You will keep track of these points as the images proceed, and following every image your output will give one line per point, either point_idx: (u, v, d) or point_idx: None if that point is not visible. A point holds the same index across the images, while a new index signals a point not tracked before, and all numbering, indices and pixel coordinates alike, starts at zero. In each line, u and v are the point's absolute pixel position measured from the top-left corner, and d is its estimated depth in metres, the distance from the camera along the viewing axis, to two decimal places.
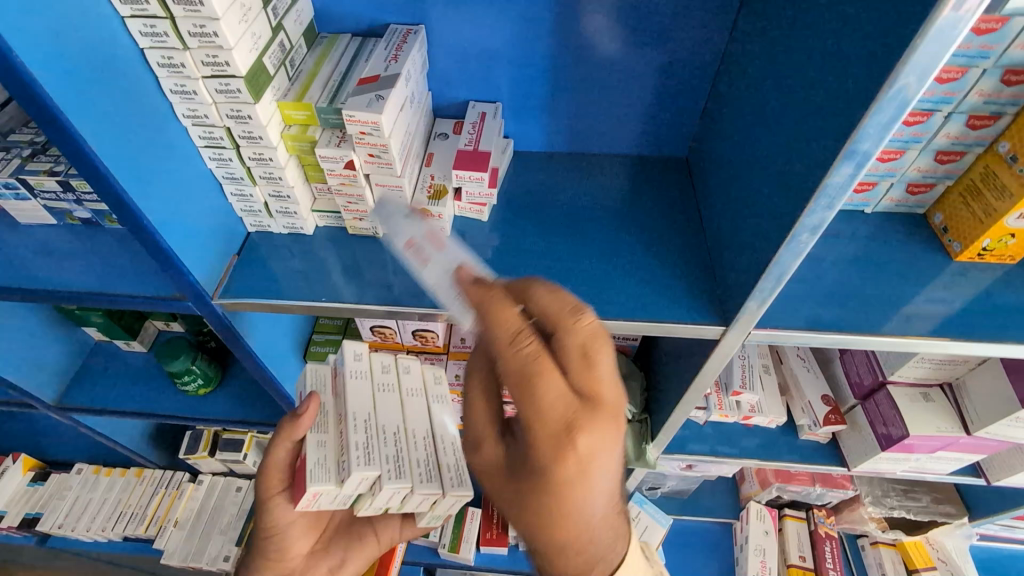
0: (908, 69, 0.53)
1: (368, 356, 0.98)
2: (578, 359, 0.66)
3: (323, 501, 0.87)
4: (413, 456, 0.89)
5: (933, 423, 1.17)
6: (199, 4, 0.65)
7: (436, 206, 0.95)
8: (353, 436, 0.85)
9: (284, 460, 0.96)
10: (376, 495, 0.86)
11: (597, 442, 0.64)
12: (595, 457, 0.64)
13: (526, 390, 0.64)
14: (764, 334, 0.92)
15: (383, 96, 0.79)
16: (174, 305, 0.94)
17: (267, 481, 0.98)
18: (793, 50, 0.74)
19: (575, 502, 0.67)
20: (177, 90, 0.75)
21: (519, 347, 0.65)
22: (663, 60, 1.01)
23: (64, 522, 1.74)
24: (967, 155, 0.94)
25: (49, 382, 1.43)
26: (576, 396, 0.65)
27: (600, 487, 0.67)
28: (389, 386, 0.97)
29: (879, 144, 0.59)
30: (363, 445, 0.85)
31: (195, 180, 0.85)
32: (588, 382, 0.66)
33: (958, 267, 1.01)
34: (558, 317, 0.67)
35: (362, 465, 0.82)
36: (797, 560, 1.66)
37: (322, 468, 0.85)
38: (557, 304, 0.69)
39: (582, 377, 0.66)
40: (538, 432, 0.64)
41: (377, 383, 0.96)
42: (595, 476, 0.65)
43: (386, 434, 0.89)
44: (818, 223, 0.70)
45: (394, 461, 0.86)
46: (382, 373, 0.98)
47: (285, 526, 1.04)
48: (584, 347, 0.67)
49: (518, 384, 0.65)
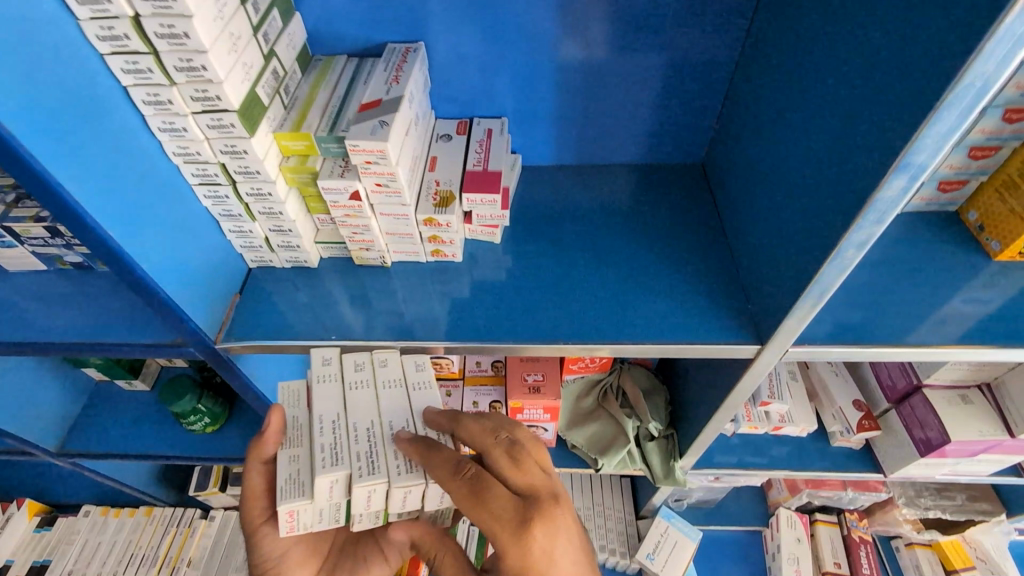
0: (981, 63, 0.48)
1: (359, 359, 0.85)
2: (508, 460, 0.74)
3: (310, 520, 0.75)
4: (390, 446, 0.74)
5: (975, 427, 1.11)
6: (184, 36, 0.60)
7: (443, 214, 0.86)
8: (317, 438, 0.73)
9: (262, 483, 0.84)
10: (356, 500, 0.72)
11: (547, 525, 0.70)
12: (550, 525, 0.70)
13: (479, 498, 0.70)
14: (801, 350, 0.87)
15: (388, 122, 0.75)
16: (173, 351, 0.89)
17: (248, 510, 0.86)
18: (825, 50, 0.69)
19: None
20: (166, 128, 0.70)
21: (465, 471, 0.70)
22: (673, 66, 0.97)
23: (74, 567, 1.66)
24: (1002, 149, 0.89)
25: (50, 429, 1.38)
26: (525, 486, 0.72)
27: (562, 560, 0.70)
28: (364, 383, 0.82)
29: (938, 154, 0.55)
30: (329, 446, 0.73)
31: (189, 221, 0.80)
32: (531, 474, 0.73)
33: (997, 266, 0.95)
34: (485, 438, 0.75)
35: (329, 466, 0.70)
36: (832, 567, 1.61)
37: (294, 484, 0.73)
38: (484, 436, 0.75)
39: (519, 472, 0.73)
40: (498, 530, 0.69)
41: (347, 382, 0.81)
42: (564, 546, 0.71)
43: (358, 431, 0.75)
44: (865, 238, 0.65)
45: (367, 457, 0.72)
46: (354, 371, 0.83)
47: (280, 556, 0.92)
48: (510, 448, 0.75)
49: (474, 503, 0.70)
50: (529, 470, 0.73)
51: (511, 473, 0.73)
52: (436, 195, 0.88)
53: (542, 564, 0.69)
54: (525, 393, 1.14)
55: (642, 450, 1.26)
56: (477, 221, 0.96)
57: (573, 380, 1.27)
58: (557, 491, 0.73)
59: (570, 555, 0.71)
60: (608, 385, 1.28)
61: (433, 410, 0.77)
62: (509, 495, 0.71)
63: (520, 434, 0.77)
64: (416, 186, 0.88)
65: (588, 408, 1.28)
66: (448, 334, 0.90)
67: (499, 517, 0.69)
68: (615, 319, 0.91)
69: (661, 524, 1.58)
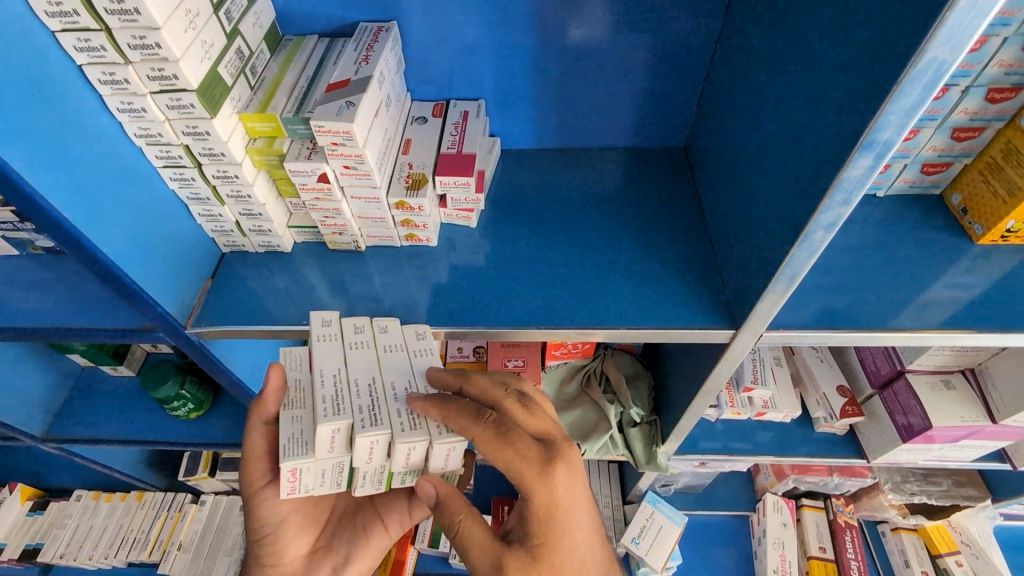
0: (940, 38, 0.47)
1: (358, 322, 0.83)
2: (524, 408, 0.74)
3: (312, 481, 0.73)
4: (393, 405, 0.72)
5: (957, 413, 1.11)
6: (136, 13, 0.59)
7: (415, 198, 0.85)
8: (318, 390, 0.71)
9: (265, 447, 0.83)
10: (358, 454, 0.70)
11: (570, 465, 0.72)
12: (573, 464, 0.72)
13: (506, 441, 0.70)
14: (778, 336, 0.86)
15: (354, 102, 0.73)
16: (145, 337, 0.88)
17: (248, 475, 0.86)
18: (802, 28, 0.67)
19: (580, 525, 0.73)
20: (125, 108, 0.70)
21: (487, 417, 0.70)
22: (655, 47, 0.95)
23: (66, 551, 1.68)
24: (986, 130, 0.88)
25: (35, 415, 1.38)
26: (541, 431, 0.74)
27: (583, 499, 0.73)
28: (367, 345, 0.80)
29: (900, 132, 0.54)
30: (331, 397, 0.71)
31: (154, 202, 0.80)
32: (543, 419, 0.75)
33: (980, 250, 0.94)
34: (496, 389, 0.75)
35: (330, 416, 0.68)
36: (817, 551, 1.62)
37: (298, 442, 0.70)
38: (493, 386, 0.76)
39: (534, 418, 0.74)
40: (525, 473, 0.70)
41: (348, 343, 0.80)
42: (583, 484, 0.73)
43: (359, 386, 0.73)
44: (833, 220, 0.65)
45: (369, 408, 0.70)
46: (355, 333, 0.81)
47: (278, 523, 0.92)
48: (522, 398, 0.75)
49: (500, 449, 0.69)
50: (541, 416, 0.75)
51: (528, 421, 0.74)
52: (408, 177, 0.87)
53: (567, 502, 0.71)
54: None
55: (625, 437, 1.26)
56: (453, 205, 0.95)
57: (555, 366, 1.27)
58: (568, 434, 0.76)
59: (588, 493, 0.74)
60: (591, 370, 1.29)
61: (429, 369, 0.77)
62: (530, 438, 0.71)
63: (526, 386, 0.78)
64: (388, 168, 0.86)
65: (572, 393, 1.28)
66: (423, 319, 0.90)
67: (524, 457, 0.70)
68: (591, 304, 0.90)
69: (646, 509, 1.58)
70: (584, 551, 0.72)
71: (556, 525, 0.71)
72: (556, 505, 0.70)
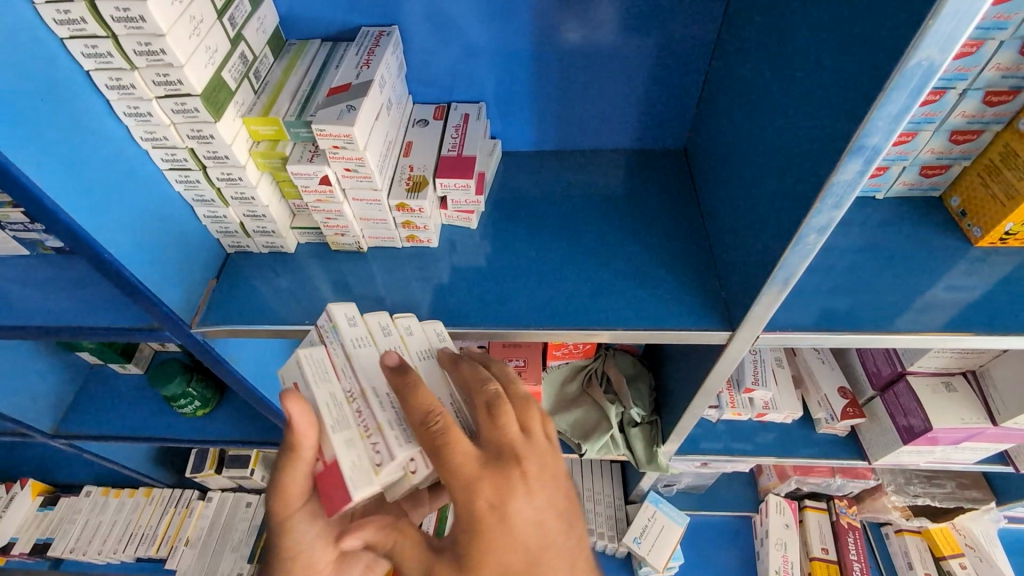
0: (926, 44, 0.48)
1: (384, 322, 0.78)
2: (484, 415, 0.67)
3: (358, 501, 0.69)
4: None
5: (957, 415, 1.10)
6: (141, 20, 0.61)
7: (415, 199, 0.86)
8: (378, 415, 0.67)
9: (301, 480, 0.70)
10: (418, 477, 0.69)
11: (506, 489, 0.63)
12: (508, 489, 0.64)
13: (437, 450, 0.63)
14: (774, 337, 0.86)
15: (355, 106, 0.75)
16: (151, 336, 0.90)
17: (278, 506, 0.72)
18: (799, 32, 0.68)
19: (514, 555, 0.64)
20: (131, 112, 0.71)
21: (430, 419, 0.64)
22: (655, 50, 0.95)
23: (75, 546, 1.71)
24: (984, 134, 0.88)
25: (45, 412, 1.40)
26: (494, 444, 0.65)
27: (522, 527, 0.64)
28: (399, 350, 0.76)
29: (890, 137, 0.55)
30: (397, 422, 0.67)
31: (160, 204, 0.82)
32: (506, 432, 0.66)
33: (979, 253, 0.94)
34: (474, 383, 0.69)
35: (404, 445, 0.66)
36: (820, 553, 1.63)
37: (360, 470, 0.64)
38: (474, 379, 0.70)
39: (493, 427, 0.66)
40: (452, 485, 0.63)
41: (383, 350, 0.75)
42: (522, 511, 0.64)
43: None
44: (826, 223, 0.65)
45: None
46: (385, 336, 0.76)
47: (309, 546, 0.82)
48: (489, 403, 0.67)
49: (432, 455, 0.64)
50: (504, 427, 0.66)
51: (485, 429, 0.66)
52: (409, 180, 0.88)
53: (496, 527, 0.63)
54: None
55: (626, 436, 1.27)
56: (453, 207, 0.97)
57: (556, 367, 1.29)
58: (528, 454, 0.66)
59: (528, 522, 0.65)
60: (593, 370, 1.29)
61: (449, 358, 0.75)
62: (471, 450, 0.64)
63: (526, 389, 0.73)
64: (389, 171, 0.88)
65: (573, 394, 1.29)
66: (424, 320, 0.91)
67: (455, 469, 0.63)
68: (589, 304, 0.91)
69: (648, 509, 1.58)
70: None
71: (482, 546, 0.63)
72: (478, 527, 0.63)
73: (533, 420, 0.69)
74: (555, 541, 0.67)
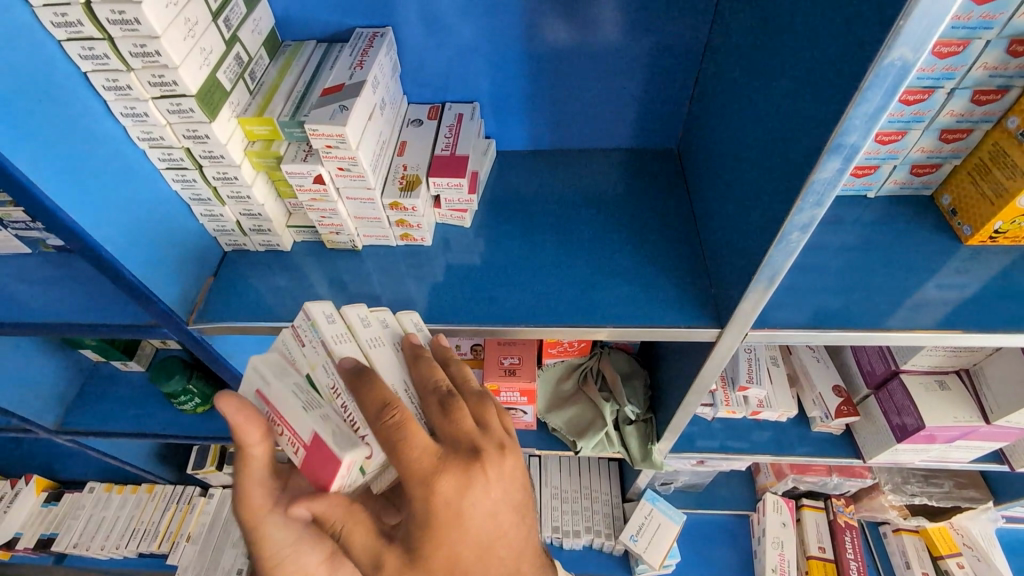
0: (900, 43, 0.49)
1: (362, 314, 0.77)
2: (440, 411, 0.69)
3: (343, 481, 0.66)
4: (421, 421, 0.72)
5: (950, 413, 1.11)
6: (136, 22, 0.62)
7: (408, 198, 0.87)
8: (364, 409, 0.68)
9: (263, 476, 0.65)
10: None
11: (463, 481, 0.65)
12: (466, 482, 0.65)
13: (395, 444, 0.63)
14: (764, 335, 0.87)
15: (347, 106, 0.76)
16: (150, 332, 0.92)
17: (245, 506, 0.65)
18: (785, 33, 0.68)
19: (466, 543, 0.66)
20: (128, 113, 0.73)
21: (387, 415, 0.64)
22: (648, 49, 0.96)
23: (79, 541, 1.73)
24: (973, 132, 0.88)
25: (48, 408, 1.42)
26: (450, 437, 0.67)
27: (475, 518, 0.66)
28: (379, 341, 0.76)
29: (868, 136, 0.56)
30: None
31: (158, 203, 0.84)
32: (461, 426, 0.68)
33: (969, 251, 0.95)
34: (428, 379, 0.71)
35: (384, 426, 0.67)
36: (816, 551, 1.62)
37: (344, 437, 0.63)
38: (429, 377, 0.72)
39: (448, 421, 0.68)
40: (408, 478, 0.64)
41: (363, 341, 0.74)
42: (480, 501, 0.66)
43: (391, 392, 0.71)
44: (809, 221, 0.66)
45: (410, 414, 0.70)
46: (364, 328, 0.75)
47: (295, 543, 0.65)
48: (444, 399, 0.69)
49: (388, 449, 0.64)
50: (460, 422, 0.68)
51: (442, 424, 0.68)
52: (403, 179, 0.89)
53: (451, 519, 0.64)
54: (501, 375, 1.16)
55: (621, 434, 1.27)
56: (447, 206, 0.98)
57: (552, 365, 1.30)
58: (485, 446, 0.68)
59: (483, 513, 0.67)
60: (588, 368, 1.29)
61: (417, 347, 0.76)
62: (429, 444, 0.64)
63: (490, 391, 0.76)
64: (382, 170, 0.89)
65: (568, 392, 1.30)
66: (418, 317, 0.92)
67: (413, 462, 0.63)
68: (581, 302, 0.92)
69: (645, 507, 1.59)
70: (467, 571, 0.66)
71: (435, 536, 0.64)
72: (434, 519, 0.64)
73: (487, 416, 0.71)
74: (505, 531, 0.69)
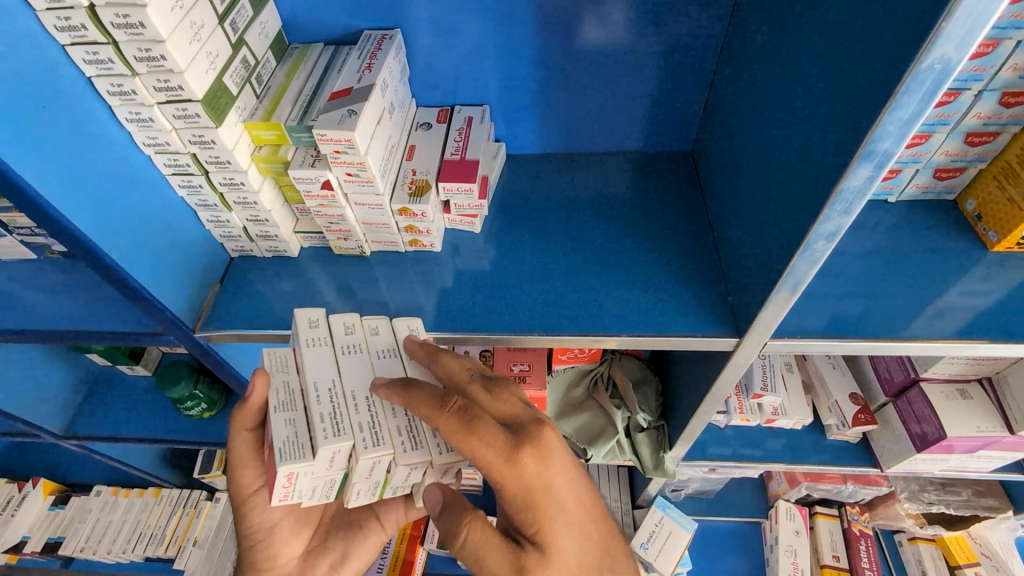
0: (939, 44, 0.46)
1: (348, 321, 0.78)
2: (486, 395, 0.70)
3: (305, 489, 0.69)
4: (392, 421, 0.69)
5: (972, 423, 1.08)
6: (141, 27, 0.61)
7: (417, 204, 0.86)
8: (314, 408, 0.67)
9: (250, 456, 0.82)
10: (357, 471, 0.68)
11: (545, 446, 0.66)
12: (546, 446, 0.66)
13: (473, 432, 0.64)
14: (783, 345, 0.84)
15: (356, 111, 0.74)
16: (155, 340, 0.90)
17: (239, 480, 0.85)
18: (807, 33, 0.66)
19: (567, 506, 0.67)
20: (133, 118, 0.72)
21: (454, 407, 0.65)
22: (663, 50, 0.94)
23: (85, 546, 1.72)
24: (1001, 135, 0.85)
25: (55, 412, 1.41)
26: (507, 415, 0.69)
27: (568, 477, 0.68)
28: (359, 349, 0.75)
29: (902, 142, 0.54)
30: (330, 415, 0.67)
31: (163, 210, 0.82)
32: (509, 403, 0.70)
33: (995, 258, 0.92)
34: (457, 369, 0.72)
35: (330, 437, 0.65)
36: (830, 560, 1.58)
37: (292, 446, 0.66)
38: (459, 368, 0.72)
39: (497, 401, 0.70)
40: (496, 465, 0.64)
41: (339, 347, 0.75)
42: (565, 462, 0.67)
43: (357, 400, 0.70)
44: (835, 230, 0.64)
45: (370, 427, 0.67)
46: (346, 335, 0.76)
47: (271, 528, 0.91)
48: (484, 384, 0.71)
49: (466, 442, 0.64)
50: (506, 400, 0.70)
51: (492, 408, 0.69)
52: (412, 184, 0.87)
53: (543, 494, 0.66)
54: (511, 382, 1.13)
55: (632, 441, 1.25)
56: (456, 211, 0.96)
57: (561, 371, 1.26)
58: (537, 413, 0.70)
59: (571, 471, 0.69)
60: (599, 375, 1.27)
61: (411, 351, 0.75)
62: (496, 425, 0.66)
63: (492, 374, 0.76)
64: (391, 176, 0.87)
65: (579, 398, 1.26)
66: (426, 325, 0.90)
67: (492, 446, 0.64)
68: (593, 310, 0.90)
69: (656, 514, 1.57)
70: (579, 536, 0.68)
71: (541, 509, 0.66)
72: (536, 493, 0.65)
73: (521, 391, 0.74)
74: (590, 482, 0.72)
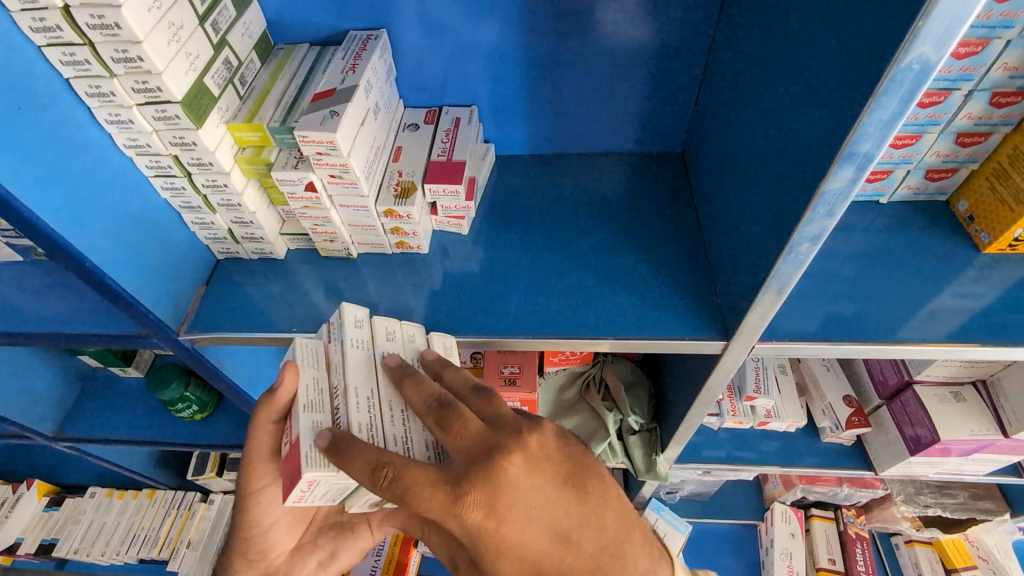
0: (917, 45, 0.46)
1: (390, 328, 0.78)
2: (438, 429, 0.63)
3: (319, 493, 0.66)
4: (422, 433, 0.68)
5: (966, 426, 1.07)
6: (116, 27, 0.60)
7: (402, 206, 0.85)
8: (352, 417, 0.65)
9: (267, 447, 0.75)
10: None
11: (490, 493, 0.60)
12: (490, 493, 0.60)
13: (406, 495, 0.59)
14: (771, 348, 0.83)
15: (338, 112, 0.73)
16: (140, 342, 0.89)
17: (248, 475, 0.80)
18: (793, 33, 0.65)
19: (527, 541, 0.63)
20: (113, 119, 0.71)
21: (384, 473, 0.59)
22: (653, 51, 0.93)
23: (79, 547, 1.71)
24: (992, 135, 0.85)
25: (47, 414, 1.41)
26: (461, 454, 0.62)
27: (525, 515, 0.62)
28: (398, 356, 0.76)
29: (882, 144, 0.53)
30: (367, 424, 0.65)
31: (144, 211, 0.82)
32: (464, 437, 0.62)
33: (987, 260, 0.91)
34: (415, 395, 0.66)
35: None
36: (826, 563, 1.57)
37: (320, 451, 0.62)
38: (419, 394, 0.66)
39: (451, 438, 0.62)
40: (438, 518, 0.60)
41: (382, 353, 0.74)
42: (518, 501, 0.62)
43: (394, 410, 0.69)
44: (818, 233, 0.63)
45: (404, 441, 0.66)
46: (388, 342, 0.76)
47: (269, 526, 0.88)
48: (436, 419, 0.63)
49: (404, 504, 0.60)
50: (460, 435, 0.62)
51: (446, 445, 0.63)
52: (398, 185, 0.87)
53: (498, 535, 0.62)
54: (501, 385, 1.12)
55: (625, 444, 1.25)
56: (443, 213, 0.96)
57: (554, 372, 1.26)
58: (495, 445, 0.62)
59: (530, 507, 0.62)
60: (590, 377, 1.26)
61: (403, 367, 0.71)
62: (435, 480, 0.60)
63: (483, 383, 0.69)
64: (377, 177, 0.87)
65: (571, 400, 1.26)
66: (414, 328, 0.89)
67: (432, 500, 0.59)
68: (581, 312, 0.89)
69: (651, 517, 1.56)
70: (559, 552, 0.65)
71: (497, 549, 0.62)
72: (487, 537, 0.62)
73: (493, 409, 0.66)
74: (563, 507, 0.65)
